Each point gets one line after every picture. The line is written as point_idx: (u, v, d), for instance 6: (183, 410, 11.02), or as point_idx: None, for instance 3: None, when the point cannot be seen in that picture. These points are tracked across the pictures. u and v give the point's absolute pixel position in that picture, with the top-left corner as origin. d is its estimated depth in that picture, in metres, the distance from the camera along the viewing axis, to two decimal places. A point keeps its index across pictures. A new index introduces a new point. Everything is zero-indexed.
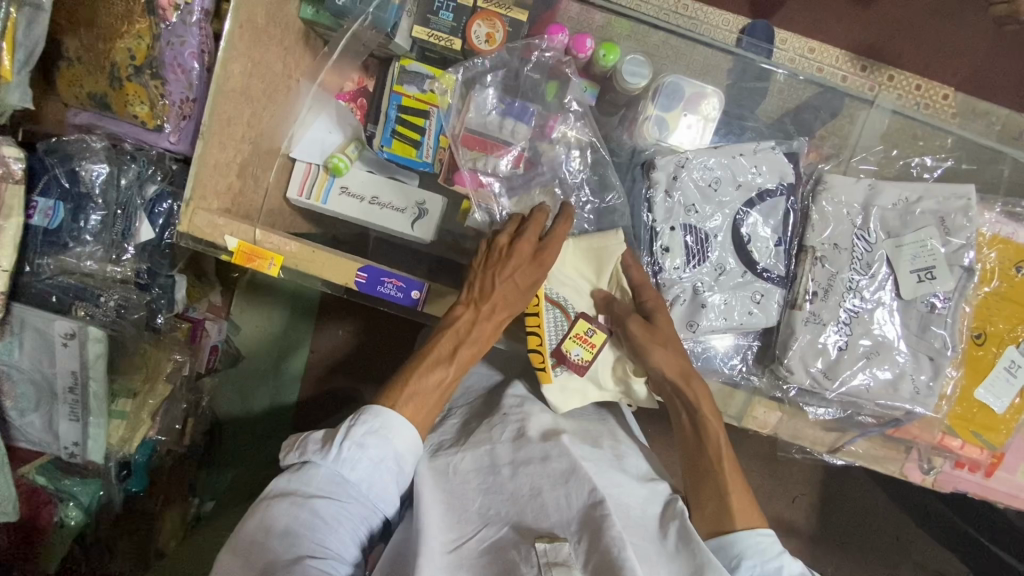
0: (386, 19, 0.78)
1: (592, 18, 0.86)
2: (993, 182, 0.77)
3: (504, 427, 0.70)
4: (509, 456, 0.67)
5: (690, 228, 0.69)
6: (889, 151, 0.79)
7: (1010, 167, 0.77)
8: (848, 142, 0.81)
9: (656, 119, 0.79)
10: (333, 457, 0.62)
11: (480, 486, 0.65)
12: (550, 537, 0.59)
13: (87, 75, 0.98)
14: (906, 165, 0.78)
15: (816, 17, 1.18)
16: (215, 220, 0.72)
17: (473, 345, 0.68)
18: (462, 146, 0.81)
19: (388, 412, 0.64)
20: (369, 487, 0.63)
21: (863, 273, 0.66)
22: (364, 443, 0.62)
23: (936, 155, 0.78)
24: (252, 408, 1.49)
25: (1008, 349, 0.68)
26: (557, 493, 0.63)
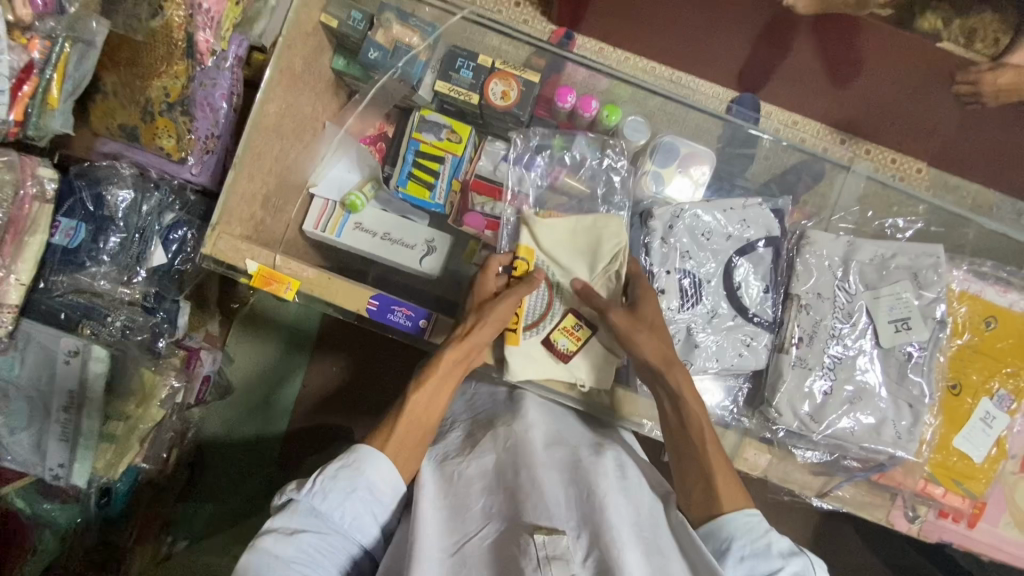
0: (412, 73, 0.88)
1: (596, 83, 0.90)
2: (960, 245, 0.84)
3: (507, 437, 0.70)
4: (512, 461, 0.66)
5: (685, 273, 0.74)
6: (866, 212, 0.86)
7: (975, 231, 0.84)
8: (828, 202, 0.88)
9: (653, 174, 0.86)
10: (307, 492, 0.63)
11: (482, 488, 0.65)
12: (549, 529, 0.57)
13: (121, 108, 1.02)
14: (881, 225, 0.86)
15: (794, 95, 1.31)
16: (238, 245, 0.76)
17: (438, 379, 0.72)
18: (474, 191, 0.91)
19: (362, 446, 0.66)
20: (345, 518, 0.63)
21: (844, 321, 0.71)
22: (336, 476, 0.64)
23: (908, 218, 0.86)
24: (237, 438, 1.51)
25: (982, 400, 0.72)
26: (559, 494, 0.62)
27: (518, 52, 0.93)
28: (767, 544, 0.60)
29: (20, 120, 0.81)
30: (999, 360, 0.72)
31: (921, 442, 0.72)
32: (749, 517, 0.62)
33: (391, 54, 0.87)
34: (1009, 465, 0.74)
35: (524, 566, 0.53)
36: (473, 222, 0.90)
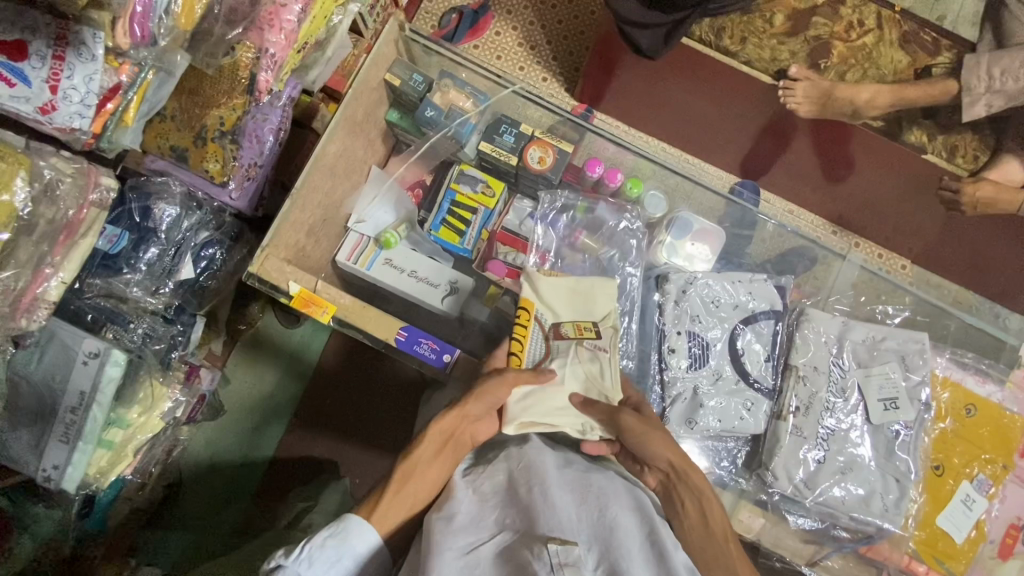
0: (462, 134, 0.99)
1: (624, 158, 0.99)
2: (942, 334, 0.92)
3: (520, 457, 0.74)
4: (523, 479, 0.70)
5: (694, 335, 0.80)
6: (859, 297, 0.94)
7: (956, 323, 0.92)
8: (826, 284, 0.95)
9: (668, 245, 0.94)
10: (294, 559, 0.61)
11: (494, 502, 0.69)
12: (561, 541, 0.59)
13: (175, 130, 1.09)
14: (872, 310, 0.94)
15: None
16: (284, 267, 0.81)
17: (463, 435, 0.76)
18: (498, 242, 0.98)
19: (346, 516, 0.66)
20: None
21: (838, 395, 0.77)
22: (325, 543, 0.63)
23: (897, 306, 0.93)
24: (219, 467, 1.51)
25: (963, 483, 0.77)
26: (571, 510, 0.66)
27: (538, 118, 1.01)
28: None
29: (97, 133, 0.88)
30: (979, 446, 0.77)
31: (907, 516, 0.76)
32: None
33: (445, 115, 0.97)
34: (989, 549, 0.78)
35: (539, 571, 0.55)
36: (496, 268, 0.97)
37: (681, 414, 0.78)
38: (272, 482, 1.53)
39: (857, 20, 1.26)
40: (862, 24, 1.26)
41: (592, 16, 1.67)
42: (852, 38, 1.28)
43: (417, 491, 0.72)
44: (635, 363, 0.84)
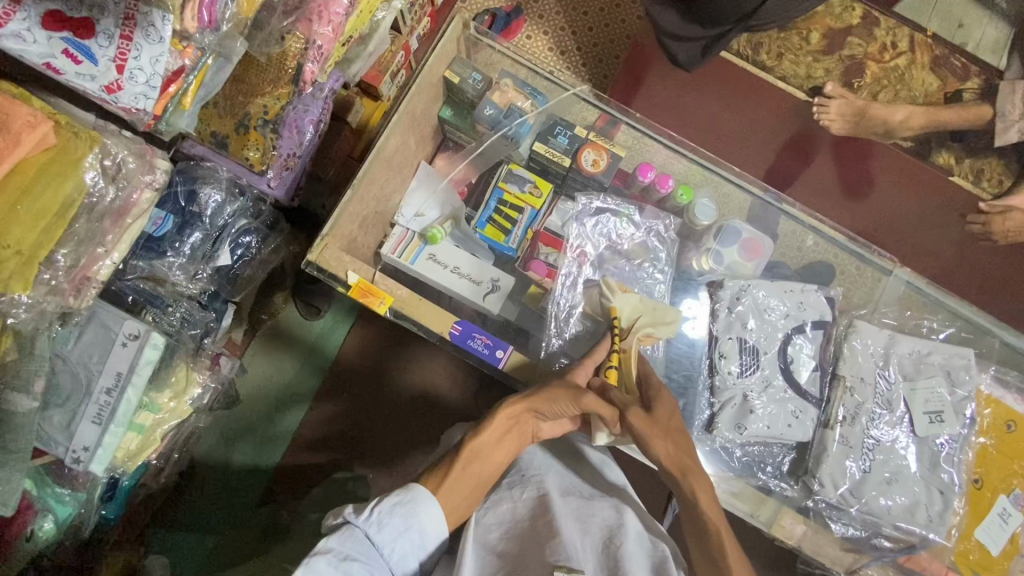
0: (520, 133, 1.00)
1: (675, 164, 1.01)
2: (988, 352, 0.93)
3: (524, 488, 0.82)
4: (527, 511, 0.78)
5: (744, 342, 0.82)
6: (904, 312, 0.95)
7: (1001, 342, 0.94)
8: (874, 297, 0.96)
9: (714, 252, 0.94)
10: (364, 519, 0.67)
11: (503, 535, 0.76)
12: (568, 569, 0.67)
13: (218, 117, 1.10)
14: (919, 324, 0.94)
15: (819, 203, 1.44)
16: (342, 257, 0.82)
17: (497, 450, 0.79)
18: (542, 242, 0.99)
19: (417, 487, 0.71)
20: (392, 551, 0.67)
21: (884, 407, 0.78)
22: (393, 511, 0.68)
23: (940, 322, 0.95)
24: (231, 461, 1.50)
25: (1001, 497, 0.79)
26: (578, 540, 0.74)
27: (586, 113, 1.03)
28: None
29: (157, 115, 0.87)
30: (1017, 462, 0.79)
31: (950, 529, 0.77)
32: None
33: (505, 114, 0.99)
34: None
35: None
36: (538, 268, 0.98)
37: (730, 418, 0.79)
38: (280, 487, 1.51)
39: (890, 42, 1.29)
40: (894, 47, 1.29)
41: (623, 24, 1.69)
42: (886, 58, 1.30)
43: (465, 483, 0.75)
44: (682, 368, 0.84)
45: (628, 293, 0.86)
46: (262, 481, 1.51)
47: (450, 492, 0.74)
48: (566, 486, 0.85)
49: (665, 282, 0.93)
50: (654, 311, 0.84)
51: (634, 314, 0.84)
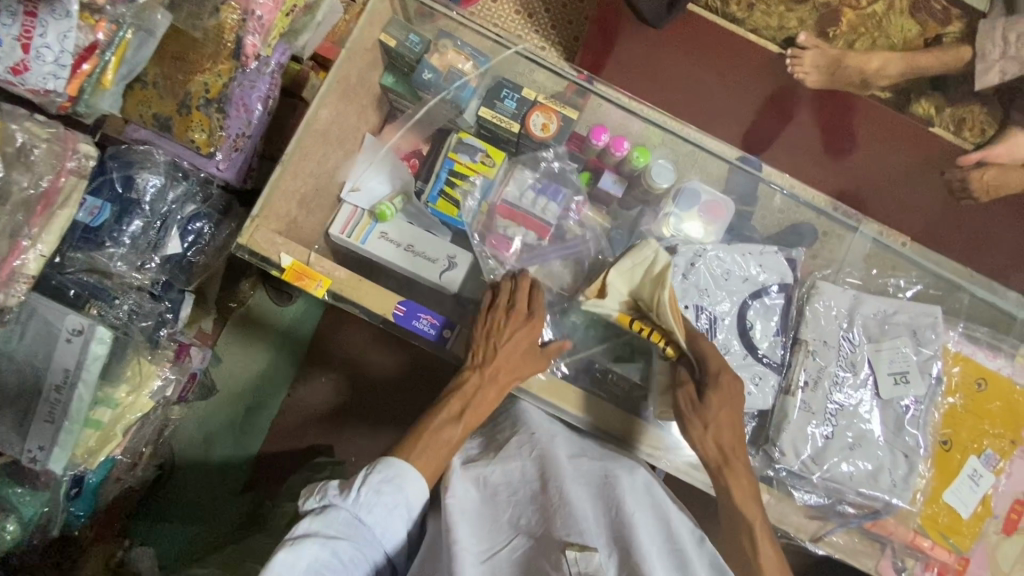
0: (462, 97, 0.96)
1: (632, 125, 0.97)
2: (956, 308, 0.90)
3: (532, 446, 0.79)
4: (536, 473, 0.75)
5: (701, 308, 0.77)
6: (870, 270, 0.92)
7: (969, 297, 0.90)
8: (837, 257, 0.92)
9: (674, 217, 0.91)
10: (352, 500, 0.67)
11: (509, 498, 0.73)
12: (580, 545, 0.63)
13: (158, 98, 1.02)
14: (884, 283, 0.91)
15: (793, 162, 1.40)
16: (275, 238, 0.78)
17: (477, 408, 0.80)
18: (500, 215, 0.95)
19: (401, 461, 0.72)
20: (382, 530, 0.68)
21: (847, 369, 0.75)
22: (380, 489, 0.69)
23: (909, 279, 0.92)
24: (212, 456, 1.49)
25: (970, 458, 0.76)
26: (586, 509, 0.69)
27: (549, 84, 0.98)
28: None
29: (73, 96, 0.82)
30: (986, 421, 0.76)
31: (915, 491, 0.75)
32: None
33: (444, 77, 0.94)
34: (993, 524, 0.79)
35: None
36: (497, 244, 0.94)
37: None
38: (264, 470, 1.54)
39: None
40: None
41: None
42: (862, 5, 1.23)
43: (436, 452, 0.76)
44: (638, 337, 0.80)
45: (609, 287, 0.79)
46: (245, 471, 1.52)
47: (428, 459, 0.75)
48: (576, 447, 0.82)
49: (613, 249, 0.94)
50: (646, 273, 0.78)
51: (634, 292, 0.78)
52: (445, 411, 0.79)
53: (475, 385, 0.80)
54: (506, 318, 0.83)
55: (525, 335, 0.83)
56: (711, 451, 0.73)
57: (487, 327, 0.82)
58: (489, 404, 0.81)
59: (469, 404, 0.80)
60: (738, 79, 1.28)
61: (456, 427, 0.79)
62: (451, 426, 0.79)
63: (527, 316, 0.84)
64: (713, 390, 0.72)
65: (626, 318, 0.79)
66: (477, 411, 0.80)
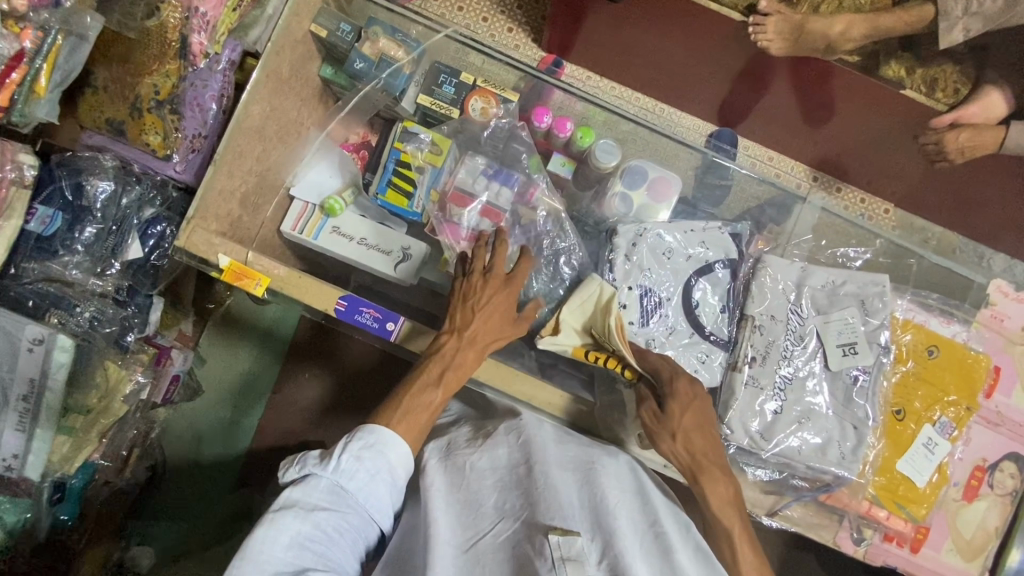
0: (395, 85, 0.96)
1: (574, 104, 1.01)
2: (905, 273, 0.94)
3: (519, 433, 0.72)
4: (522, 457, 0.70)
5: (645, 289, 0.80)
6: (819, 241, 0.95)
7: (919, 262, 0.94)
8: (784, 232, 0.96)
9: (620, 194, 0.92)
10: (332, 470, 0.64)
11: (494, 484, 0.69)
12: (563, 530, 0.61)
13: (110, 102, 1.02)
14: (834, 253, 0.94)
15: (774, 133, 1.30)
16: (212, 239, 0.79)
17: (458, 371, 0.73)
18: (451, 202, 0.92)
19: (383, 428, 0.67)
20: (366, 497, 0.65)
21: (796, 343, 0.77)
22: (360, 456, 0.65)
23: (857, 249, 0.94)
24: (202, 454, 1.41)
25: (925, 427, 0.77)
26: (571, 494, 0.66)
27: (505, 77, 1.02)
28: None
29: (5, 106, 0.82)
30: (941, 388, 0.78)
31: (864, 462, 0.76)
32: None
33: (375, 66, 0.95)
34: (953, 492, 0.79)
35: (540, 567, 0.58)
36: (451, 234, 0.90)
37: None
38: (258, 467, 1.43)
39: None
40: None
41: None
42: None
43: (415, 419, 0.70)
44: None
45: (561, 322, 0.79)
46: (235, 468, 1.42)
47: (409, 425, 0.70)
48: (565, 434, 0.76)
49: (572, 236, 0.93)
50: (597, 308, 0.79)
51: (588, 325, 0.79)
52: (422, 377, 0.72)
53: (453, 349, 0.73)
54: (484, 277, 0.77)
55: (502, 295, 0.77)
56: (681, 457, 0.70)
57: (465, 289, 0.77)
58: (470, 367, 0.74)
59: (449, 367, 0.73)
60: (708, 56, 1.13)
61: (434, 391, 0.72)
62: (430, 389, 0.72)
63: (506, 277, 0.78)
64: (674, 401, 0.71)
65: (582, 351, 0.78)
66: (458, 373, 0.73)
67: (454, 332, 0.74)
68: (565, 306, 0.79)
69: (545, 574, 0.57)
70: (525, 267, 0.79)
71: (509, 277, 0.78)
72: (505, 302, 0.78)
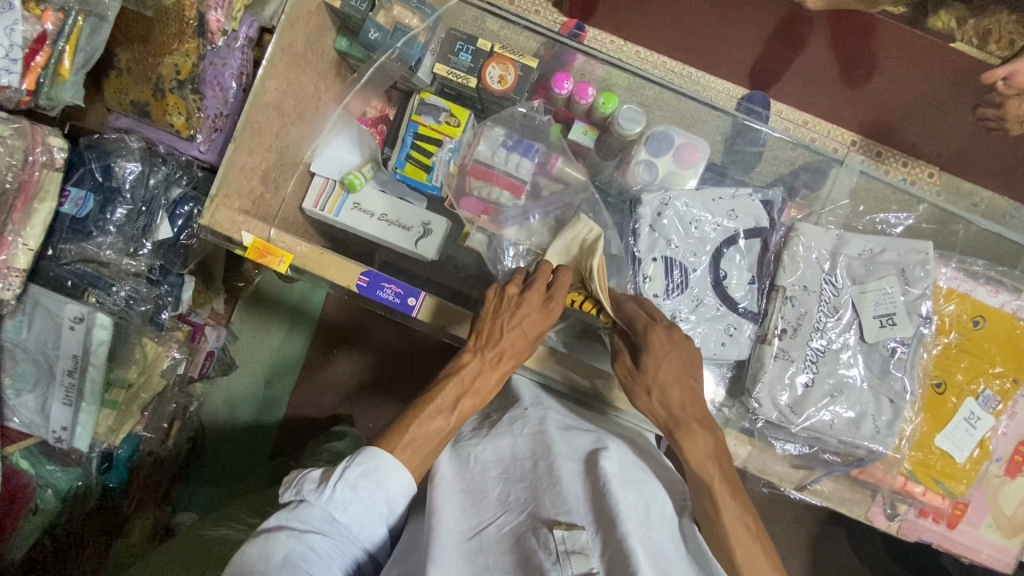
0: (410, 54, 0.93)
1: (595, 69, 0.98)
2: (950, 240, 0.89)
3: (524, 423, 0.74)
4: (528, 450, 0.70)
5: (670, 260, 0.78)
6: (857, 207, 0.91)
7: (964, 228, 0.89)
8: (819, 197, 0.92)
9: (645, 161, 0.89)
10: (326, 498, 0.62)
11: (499, 476, 0.69)
12: (568, 525, 0.61)
13: (134, 85, 1.04)
14: (872, 220, 0.90)
15: (809, 95, 1.23)
16: (235, 217, 0.81)
17: (476, 394, 0.73)
18: (471, 175, 0.91)
19: (383, 454, 0.65)
20: (359, 528, 0.64)
21: (830, 315, 0.75)
22: (357, 485, 0.63)
23: (898, 214, 0.90)
24: (238, 418, 1.44)
25: (967, 400, 0.74)
26: (574, 486, 0.66)
27: (526, 44, 1.01)
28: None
29: (32, 89, 0.85)
30: (986, 359, 0.74)
31: (900, 437, 0.74)
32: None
33: (390, 35, 0.93)
34: (994, 467, 0.76)
35: (543, 561, 0.58)
36: (471, 207, 0.90)
37: None
38: (288, 440, 1.47)
39: None
40: None
41: None
42: None
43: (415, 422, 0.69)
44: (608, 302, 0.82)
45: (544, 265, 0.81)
46: (268, 442, 1.46)
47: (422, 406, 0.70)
48: (569, 422, 0.76)
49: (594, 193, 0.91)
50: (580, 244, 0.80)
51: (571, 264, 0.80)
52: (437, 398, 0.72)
53: (476, 369, 0.73)
54: (520, 295, 0.74)
55: (533, 316, 0.73)
56: (659, 413, 0.71)
57: (497, 305, 0.74)
58: (490, 388, 0.74)
59: (466, 391, 0.72)
60: (738, 13, 1.07)
61: (449, 410, 0.71)
62: (444, 410, 0.71)
63: (545, 299, 0.73)
64: (648, 356, 0.71)
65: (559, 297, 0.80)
66: (474, 398, 0.73)
67: (479, 351, 0.73)
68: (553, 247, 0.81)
69: (549, 566, 0.57)
70: (569, 279, 0.75)
71: (546, 300, 0.74)
72: (538, 324, 0.74)
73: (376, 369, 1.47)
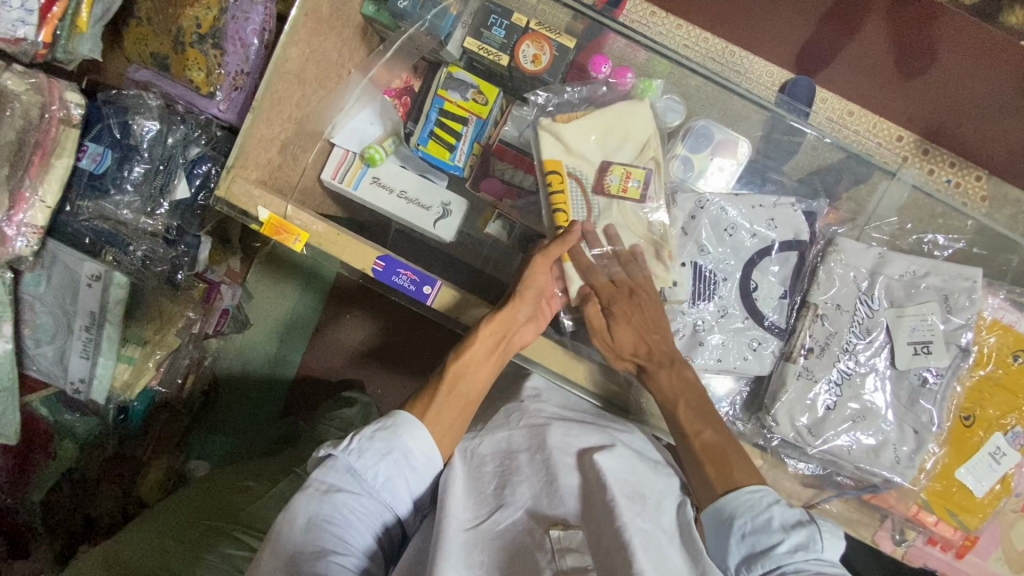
0: (441, 26, 0.89)
1: (636, 55, 0.90)
2: (1001, 268, 0.84)
3: (521, 417, 0.74)
4: (525, 445, 0.70)
5: (697, 266, 0.77)
6: (904, 224, 0.87)
7: (1020, 258, 0.83)
8: (865, 209, 0.88)
9: (682, 158, 0.86)
10: (344, 449, 0.63)
11: (495, 470, 0.68)
12: (564, 525, 0.60)
13: (155, 36, 1.00)
14: (918, 240, 0.86)
15: (862, 91, 1.12)
16: (251, 191, 0.79)
17: (477, 373, 0.72)
18: (495, 155, 0.91)
19: (401, 412, 0.66)
20: (382, 485, 0.63)
21: (861, 336, 0.72)
22: (373, 438, 0.64)
23: (949, 236, 0.85)
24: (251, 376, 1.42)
25: (995, 435, 0.72)
26: (571, 480, 0.65)
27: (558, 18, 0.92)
28: (769, 519, 0.60)
29: (49, 42, 0.84)
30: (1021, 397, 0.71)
31: (920, 469, 0.72)
32: (752, 493, 0.62)
33: (421, 6, 0.89)
34: (1012, 502, 0.75)
35: (540, 560, 0.57)
36: (491, 188, 0.91)
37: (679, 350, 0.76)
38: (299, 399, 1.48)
39: None
40: None
41: None
42: None
43: (441, 412, 0.68)
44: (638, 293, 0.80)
45: (580, 130, 0.79)
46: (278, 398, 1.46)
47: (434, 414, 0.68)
48: (571, 418, 0.75)
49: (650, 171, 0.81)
50: (622, 136, 0.80)
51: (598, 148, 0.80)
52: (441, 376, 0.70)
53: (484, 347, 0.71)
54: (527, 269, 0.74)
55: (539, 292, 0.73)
56: None
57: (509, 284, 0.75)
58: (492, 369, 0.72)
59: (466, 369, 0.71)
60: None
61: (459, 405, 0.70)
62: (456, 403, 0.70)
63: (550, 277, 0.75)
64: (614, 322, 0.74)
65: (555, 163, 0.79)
66: (472, 382, 0.71)
67: (495, 336, 0.71)
68: (609, 113, 0.80)
69: (545, 565, 0.56)
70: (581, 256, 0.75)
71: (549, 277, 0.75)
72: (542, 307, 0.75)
73: (386, 337, 1.47)
